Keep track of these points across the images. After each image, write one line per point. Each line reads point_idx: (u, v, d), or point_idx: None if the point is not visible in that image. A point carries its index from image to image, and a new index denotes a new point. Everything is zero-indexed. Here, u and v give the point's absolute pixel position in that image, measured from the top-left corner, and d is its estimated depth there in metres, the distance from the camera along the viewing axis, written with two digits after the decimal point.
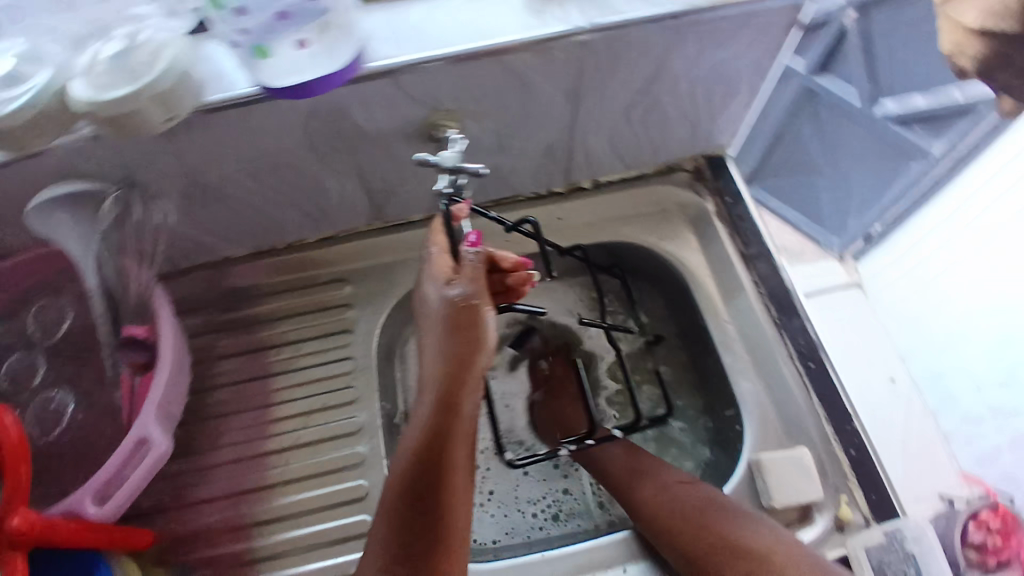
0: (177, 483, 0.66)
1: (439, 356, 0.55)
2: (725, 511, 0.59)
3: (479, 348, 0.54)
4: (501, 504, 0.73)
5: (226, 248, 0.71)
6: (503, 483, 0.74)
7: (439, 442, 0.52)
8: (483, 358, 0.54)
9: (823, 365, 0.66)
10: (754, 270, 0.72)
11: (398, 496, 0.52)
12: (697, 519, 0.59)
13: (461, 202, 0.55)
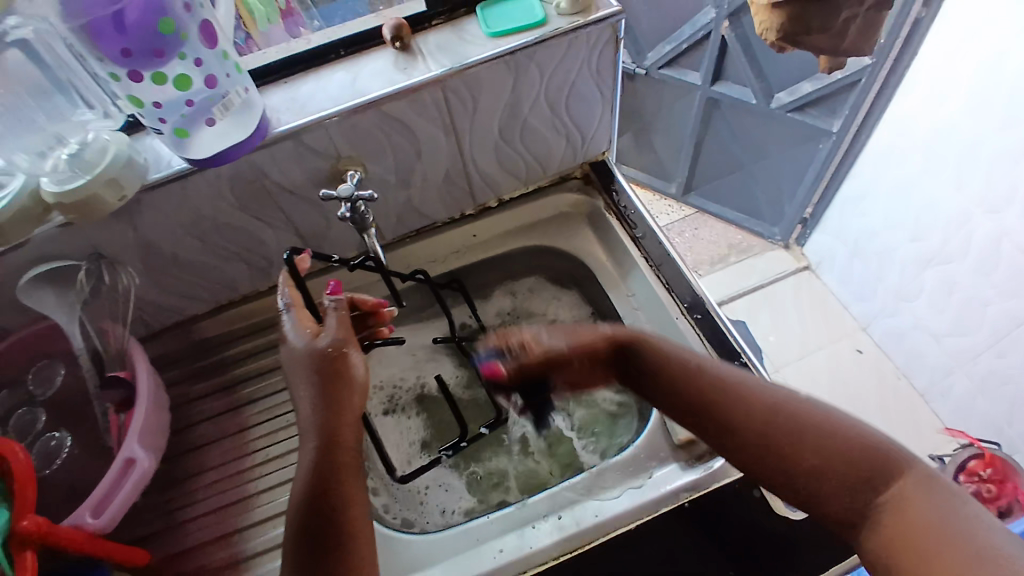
0: (166, 509, 0.73)
1: (317, 404, 0.60)
2: (828, 423, 0.53)
3: (353, 392, 0.61)
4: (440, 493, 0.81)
5: (191, 308, 0.83)
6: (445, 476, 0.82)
7: (334, 479, 0.58)
8: (358, 399, 0.62)
9: (707, 315, 0.75)
10: (642, 248, 0.83)
11: (299, 534, 0.56)
12: (794, 429, 0.53)
13: (303, 253, 0.64)
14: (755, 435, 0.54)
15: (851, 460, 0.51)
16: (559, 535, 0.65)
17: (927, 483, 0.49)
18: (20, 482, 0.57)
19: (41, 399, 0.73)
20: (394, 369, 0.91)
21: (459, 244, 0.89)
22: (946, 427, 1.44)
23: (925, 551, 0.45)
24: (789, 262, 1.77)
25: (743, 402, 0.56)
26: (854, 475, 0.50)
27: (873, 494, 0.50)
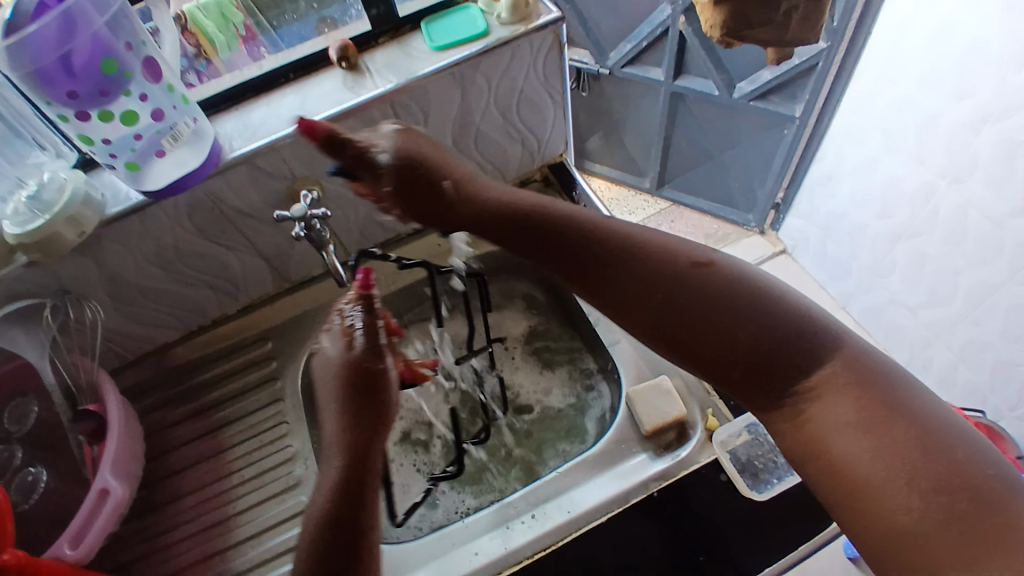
0: (148, 536, 0.74)
1: (344, 422, 0.57)
2: (735, 297, 0.51)
3: (387, 409, 0.59)
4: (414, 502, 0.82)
5: (162, 336, 0.84)
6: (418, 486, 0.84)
7: (360, 500, 0.54)
8: (390, 415, 0.59)
9: None
10: None
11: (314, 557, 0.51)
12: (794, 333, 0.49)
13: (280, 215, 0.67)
14: (757, 329, 0.50)
15: (765, 348, 0.50)
16: (532, 533, 0.66)
17: (850, 364, 0.47)
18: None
19: (18, 435, 0.72)
20: None
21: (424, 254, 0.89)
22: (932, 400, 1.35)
23: (841, 441, 0.45)
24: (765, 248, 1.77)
25: (646, 276, 0.55)
26: (768, 363, 0.49)
27: (786, 383, 0.49)
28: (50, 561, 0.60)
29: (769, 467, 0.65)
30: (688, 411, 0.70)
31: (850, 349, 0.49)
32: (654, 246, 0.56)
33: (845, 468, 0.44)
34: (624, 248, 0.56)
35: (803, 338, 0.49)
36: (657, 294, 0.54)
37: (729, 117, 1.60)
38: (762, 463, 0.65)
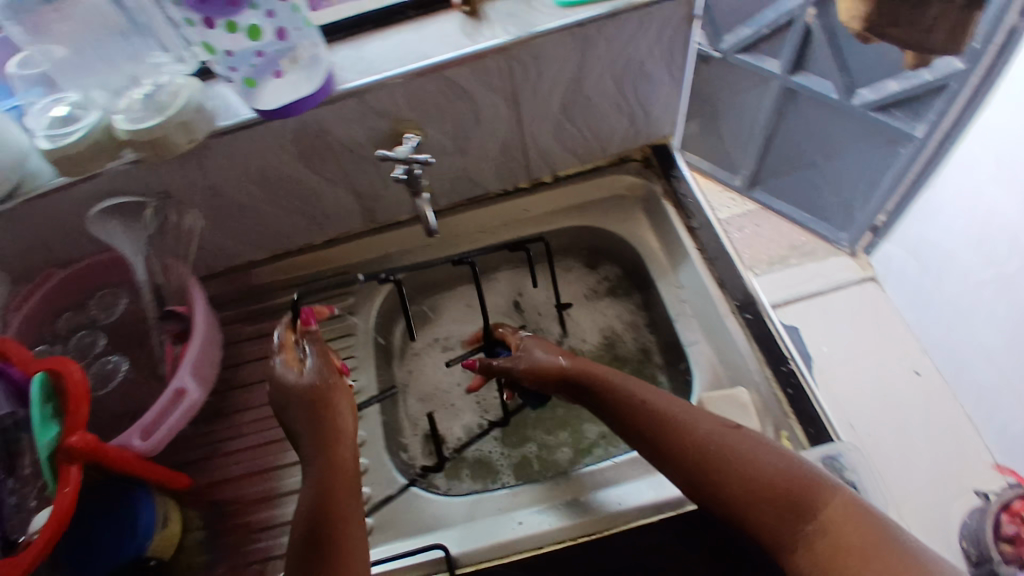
0: (210, 439, 0.78)
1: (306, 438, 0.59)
2: (744, 448, 0.56)
3: (342, 419, 0.61)
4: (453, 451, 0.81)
5: (249, 254, 0.86)
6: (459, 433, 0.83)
7: (327, 501, 0.55)
8: (348, 422, 0.62)
9: (759, 315, 0.72)
10: (697, 238, 0.79)
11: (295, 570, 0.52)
12: (790, 476, 0.53)
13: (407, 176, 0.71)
14: (751, 483, 0.53)
15: (774, 490, 0.52)
16: (579, 517, 0.65)
17: (851, 506, 0.50)
18: (75, 399, 0.63)
19: (103, 323, 0.79)
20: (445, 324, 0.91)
21: (509, 217, 0.88)
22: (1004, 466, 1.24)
23: (864, 574, 0.47)
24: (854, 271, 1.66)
25: (663, 427, 0.59)
26: (779, 504, 0.52)
27: (798, 524, 0.51)
28: (117, 448, 0.65)
29: None
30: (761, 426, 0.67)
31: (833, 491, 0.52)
32: (660, 395, 0.62)
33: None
34: (646, 399, 0.61)
35: (807, 485, 0.52)
36: (690, 444, 0.57)
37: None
38: None
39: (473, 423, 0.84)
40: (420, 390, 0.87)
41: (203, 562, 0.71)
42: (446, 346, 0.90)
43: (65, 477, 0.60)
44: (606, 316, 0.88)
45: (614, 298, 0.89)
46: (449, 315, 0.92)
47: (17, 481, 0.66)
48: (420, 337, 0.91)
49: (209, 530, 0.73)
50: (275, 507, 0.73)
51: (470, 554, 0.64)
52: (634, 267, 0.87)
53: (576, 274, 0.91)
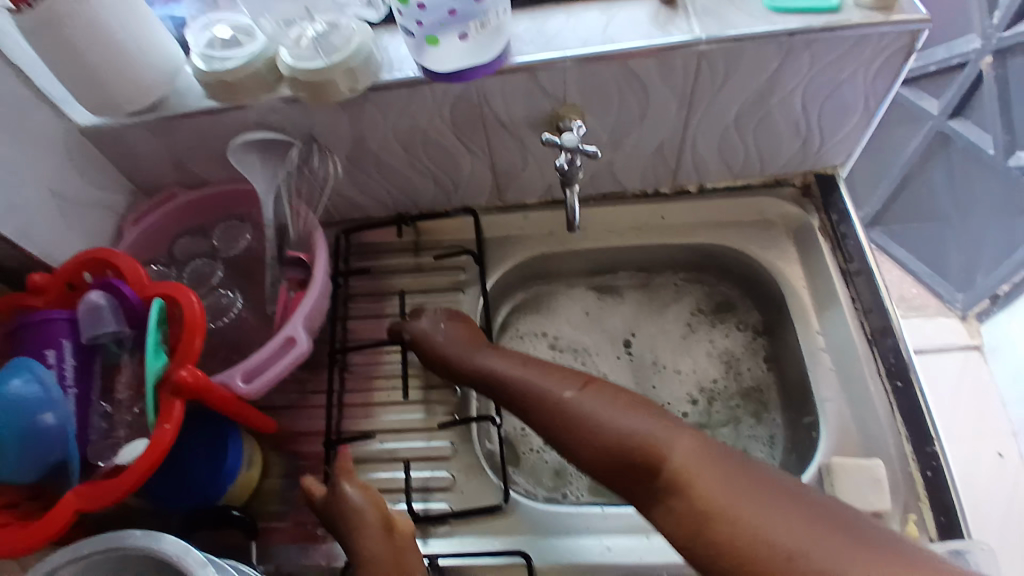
0: (303, 388, 0.79)
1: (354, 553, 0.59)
2: (608, 414, 0.53)
3: (371, 520, 0.59)
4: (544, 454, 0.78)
5: (371, 209, 0.84)
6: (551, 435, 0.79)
7: None
8: (376, 518, 0.59)
9: (910, 385, 0.66)
10: (852, 286, 0.72)
11: None
12: (641, 438, 0.49)
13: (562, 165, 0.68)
14: (608, 453, 0.51)
15: (614, 454, 0.50)
16: (667, 556, 0.62)
17: (700, 459, 0.46)
18: (191, 330, 0.63)
19: (224, 255, 0.78)
20: (559, 318, 0.87)
21: (643, 220, 0.82)
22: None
23: (711, 542, 0.42)
24: (959, 335, 1.52)
25: (529, 400, 0.59)
26: (628, 466, 0.49)
27: (650, 484, 0.48)
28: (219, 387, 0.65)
29: None
30: (890, 507, 0.61)
31: (686, 445, 0.47)
32: (531, 368, 0.62)
33: (734, 542, 0.41)
34: (514, 375, 0.62)
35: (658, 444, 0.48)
36: (553, 416, 0.56)
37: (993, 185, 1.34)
38: None
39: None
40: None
41: (276, 510, 0.73)
42: (557, 345, 0.85)
43: (168, 411, 0.60)
44: (723, 340, 0.82)
45: (725, 324, 0.83)
46: (566, 316, 0.87)
47: (110, 406, 0.66)
48: (529, 328, 0.86)
49: (288, 479, 0.74)
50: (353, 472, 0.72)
51: (550, 566, 0.63)
52: (760, 293, 0.81)
53: (685, 299, 0.85)
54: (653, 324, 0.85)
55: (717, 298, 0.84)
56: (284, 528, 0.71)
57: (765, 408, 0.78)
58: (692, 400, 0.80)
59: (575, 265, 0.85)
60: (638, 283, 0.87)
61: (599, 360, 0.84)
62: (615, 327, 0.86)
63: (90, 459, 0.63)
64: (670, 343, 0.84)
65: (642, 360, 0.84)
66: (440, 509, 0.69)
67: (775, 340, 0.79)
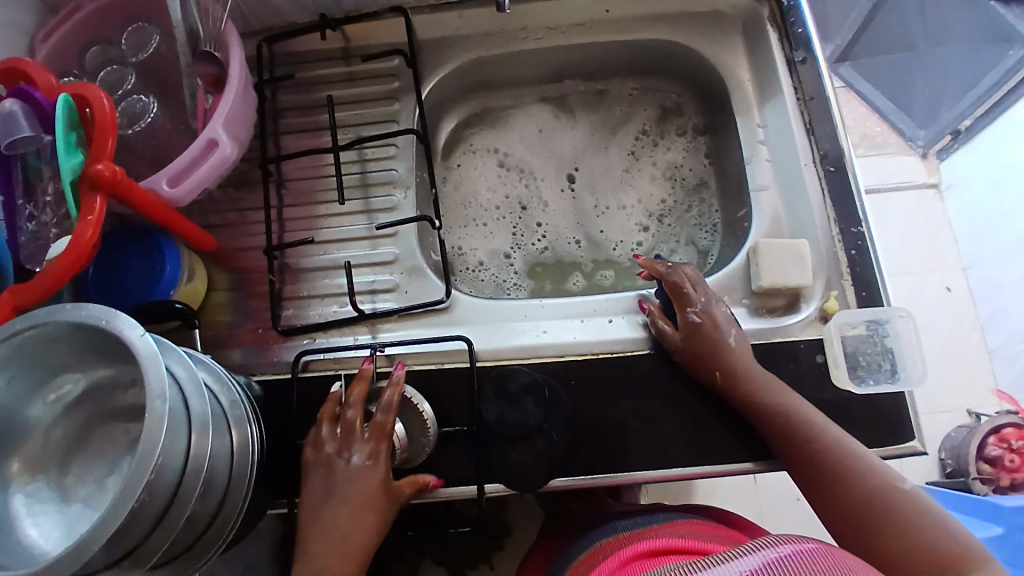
0: (240, 208, 0.76)
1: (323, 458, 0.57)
2: (870, 484, 0.51)
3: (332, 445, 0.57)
4: (492, 274, 0.81)
5: (293, 12, 0.77)
6: (493, 255, 0.82)
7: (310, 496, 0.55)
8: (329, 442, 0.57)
9: (842, 169, 0.66)
10: (796, 75, 0.70)
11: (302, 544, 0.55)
12: (900, 516, 0.49)
13: None
14: (870, 512, 0.50)
15: (887, 525, 0.50)
16: (604, 337, 0.65)
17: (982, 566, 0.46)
18: (103, 127, 0.58)
19: (132, 61, 0.72)
20: (516, 135, 0.86)
21: (586, 16, 0.78)
22: (997, 389, 1.15)
23: None
24: (916, 174, 1.29)
25: (772, 428, 0.55)
26: (863, 522, 0.51)
27: (890, 548, 0.49)
28: (144, 190, 0.62)
29: (870, 366, 0.60)
30: (812, 283, 0.63)
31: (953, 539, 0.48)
32: (766, 378, 0.57)
33: None
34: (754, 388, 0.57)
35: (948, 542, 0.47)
36: (836, 459, 0.53)
37: (968, 17, 1.24)
38: (866, 361, 0.60)
39: (502, 249, 0.82)
40: (458, 194, 0.84)
41: (227, 321, 0.72)
42: (505, 163, 0.85)
43: (89, 208, 0.57)
44: (672, 151, 0.84)
45: (665, 138, 0.85)
46: (521, 132, 0.86)
47: (35, 209, 0.63)
48: (483, 143, 0.86)
49: (236, 292, 0.73)
50: (294, 283, 0.72)
51: (490, 352, 0.65)
52: (704, 93, 0.81)
53: (631, 123, 0.85)
54: (597, 159, 0.85)
55: (661, 107, 0.85)
56: (236, 336, 0.71)
57: (700, 202, 0.81)
58: (640, 226, 0.82)
59: (525, 70, 0.83)
60: (585, 104, 0.86)
61: (542, 187, 0.85)
62: (563, 156, 0.86)
63: (23, 263, 0.62)
64: (611, 177, 0.84)
65: (582, 200, 0.84)
66: (384, 308, 0.69)
67: (718, 137, 0.81)
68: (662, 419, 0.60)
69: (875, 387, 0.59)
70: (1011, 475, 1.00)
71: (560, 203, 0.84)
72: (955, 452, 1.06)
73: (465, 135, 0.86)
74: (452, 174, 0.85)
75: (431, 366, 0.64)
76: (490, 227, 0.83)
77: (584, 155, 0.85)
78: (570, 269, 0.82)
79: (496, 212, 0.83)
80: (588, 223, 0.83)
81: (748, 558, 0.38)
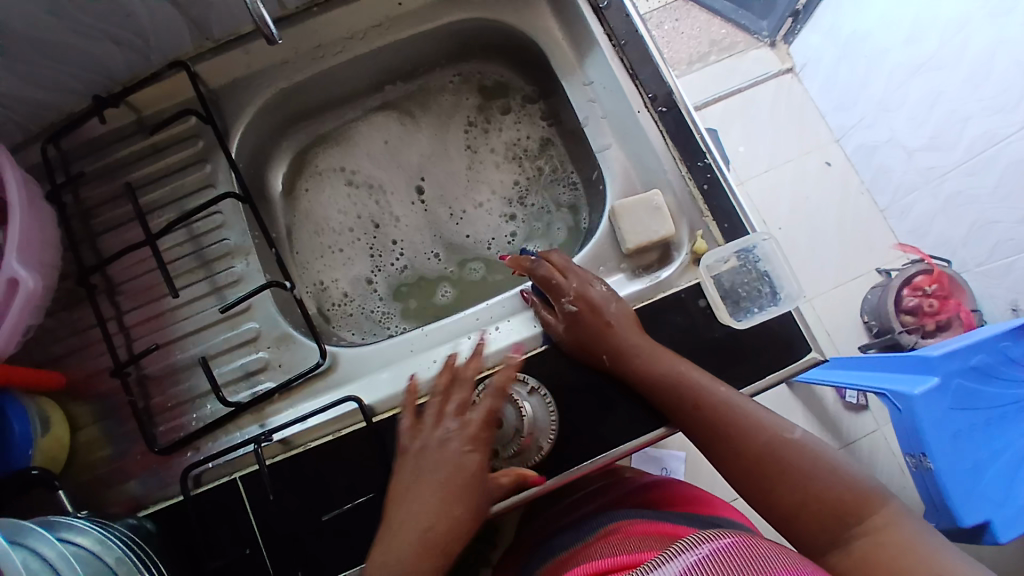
0: (79, 329, 0.68)
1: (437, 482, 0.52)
2: (766, 435, 0.51)
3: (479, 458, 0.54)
4: (360, 307, 0.78)
5: (64, 103, 0.68)
6: (358, 287, 0.78)
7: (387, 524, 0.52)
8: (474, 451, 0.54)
9: (674, 108, 0.64)
10: (606, 21, 0.67)
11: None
12: (796, 467, 0.50)
13: None
14: (768, 464, 0.50)
15: (784, 478, 0.50)
16: (492, 349, 0.61)
17: (890, 516, 0.47)
18: None
19: None
20: (364, 150, 0.82)
21: (381, 16, 0.71)
22: (898, 243, 1.20)
23: None
24: (770, 65, 1.31)
25: (666, 400, 0.53)
26: (763, 475, 0.50)
27: (791, 498, 0.49)
28: None
29: (750, 295, 0.61)
30: (676, 231, 0.62)
31: (851, 486, 0.49)
32: (651, 348, 0.56)
33: None
34: (644, 364, 0.55)
35: (846, 491, 0.48)
36: (732, 417, 0.52)
37: None
38: (745, 291, 0.61)
39: (363, 274, 0.79)
40: (310, 222, 0.80)
41: (107, 454, 0.65)
42: (353, 180, 0.81)
43: None
44: (505, 131, 0.82)
45: (497, 119, 0.82)
46: (365, 147, 0.82)
47: None
48: (329, 163, 0.81)
49: (107, 420, 0.66)
50: (159, 394, 0.65)
51: (385, 401, 0.61)
52: (526, 63, 0.77)
53: (459, 114, 0.83)
54: (441, 167, 0.82)
55: (490, 84, 0.82)
56: (122, 467, 0.64)
57: (560, 168, 0.79)
58: (505, 217, 0.80)
59: (344, 86, 0.77)
60: (417, 105, 0.82)
61: (392, 201, 0.81)
62: (410, 166, 0.82)
63: None
64: (458, 181, 0.81)
65: (436, 212, 0.81)
66: (264, 389, 0.64)
67: (550, 99, 0.78)
68: (577, 416, 0.57)
69: (760, 315, 0.59)
70: (934, 318, 1.07)
71: (420, 220, 0.81)
72: (877, 313, 1.11)
73: (308, 164, 0.81)
74: (299, 198, 0.80)
75: (327, 439, 0.59)
76: (341, 250, 0.79)
77: (439, 159, 0.82)
78: (437, 283, 0.80)
79: (341, 237, 0.79)
80: (445, 230, 0.80)
81: (667, 567, 0.39)
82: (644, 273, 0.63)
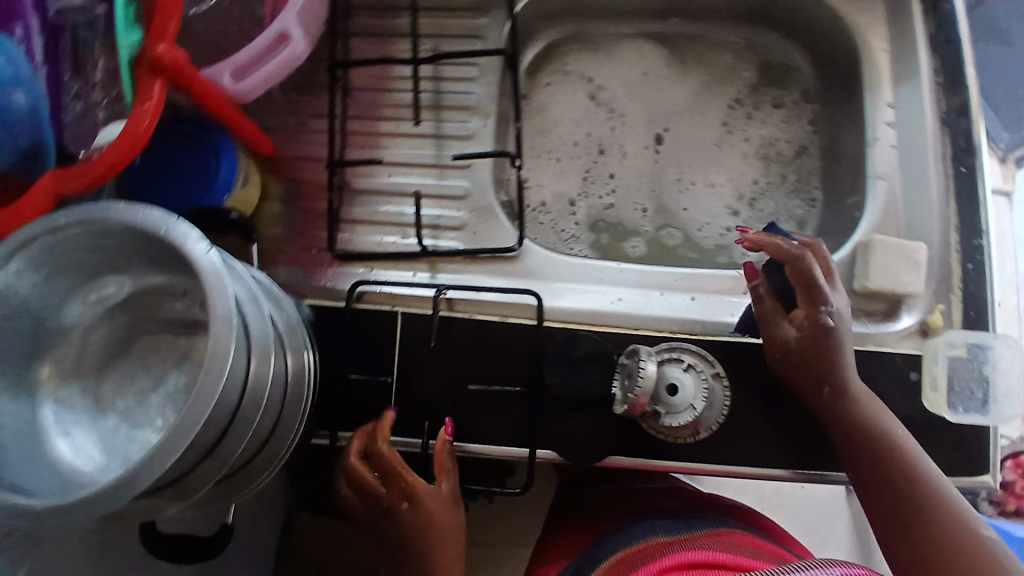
0: (301, 111, 0.69)
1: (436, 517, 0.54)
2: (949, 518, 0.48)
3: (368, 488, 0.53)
4: (552, 216, 0.74)
5: None
6: (560, 202, 0.74)
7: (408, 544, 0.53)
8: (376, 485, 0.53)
9: (973, 172, 0.60)
10: (938, 55, 0.63)
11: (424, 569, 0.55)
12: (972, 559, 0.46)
13: None
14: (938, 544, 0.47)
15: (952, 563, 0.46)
16: (679, 314, 0.61)
17: None
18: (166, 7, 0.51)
19: None
20: (615, 67, 0.78)
21: None
22: None
23: None
24: None
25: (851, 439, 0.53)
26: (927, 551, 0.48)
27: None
28: (207, 79, 0.55)
29: (962, 393, 0.56)
30: (920, 290, 0.58)
31: None
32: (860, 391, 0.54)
33: None
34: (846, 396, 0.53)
35: None
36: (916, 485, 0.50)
37: None
38: (959, 385, 0.56)
39: (569, 193, 0.75)
40: (538, 118, 0.77)
41: (277, 235, 0.65)
42: (597, 96, 0.78)
43: (148, 97, 0.50)
44: (768, 125, 0.76)
45: (767, 110, 0.76)
46: (621, 66, 0.78)
47: (84, 86, 0.57)
48: (579, 67, 0.78)
49: (291, 205, 0.66)
50: (350, 206, 0.66)
51: (561, 311, 0.61)
52: (828, 60, 0.72)
53: (731, 85, 0.77)
54: (691, 123, 0.77)
55: (771, 63, 0.77)
56: (285, 252, 0.65)
57: (801, 179, 0.74)
58: (729, 209, 0.74)
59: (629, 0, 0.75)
60: (692, 54, 0.78)
61: (628, 133, 0.77)
62: (660, 109, 0.77)
63: (64, 144, 0.54)
64: (700, 150, 0.76)
65: (665, 169, 0.76)
66: (445, 247, 0.64)
67: (829, 106, 0.73)
68: (735, 415, 0.56)
69: (965, 416, 0.56)
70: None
71: (644, 168, 0.76)
72: None
73: (552, 57, 0.78)
74: (537, 91, 0.77)
75: (495, 319, 0.59)
76: (557, 158, 0.76)
77: (687, 114, 0.77)
78: (629, 234, 0.74)
79: (552, 137, 0.76)
80: (671, 196, 0.75)
81: None
82: (869, 319, 0.59)
